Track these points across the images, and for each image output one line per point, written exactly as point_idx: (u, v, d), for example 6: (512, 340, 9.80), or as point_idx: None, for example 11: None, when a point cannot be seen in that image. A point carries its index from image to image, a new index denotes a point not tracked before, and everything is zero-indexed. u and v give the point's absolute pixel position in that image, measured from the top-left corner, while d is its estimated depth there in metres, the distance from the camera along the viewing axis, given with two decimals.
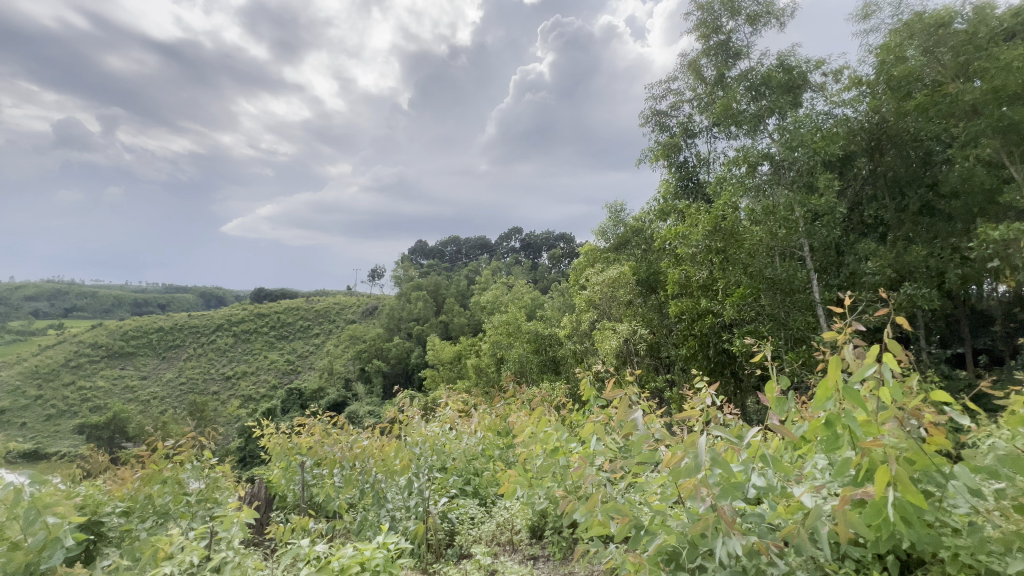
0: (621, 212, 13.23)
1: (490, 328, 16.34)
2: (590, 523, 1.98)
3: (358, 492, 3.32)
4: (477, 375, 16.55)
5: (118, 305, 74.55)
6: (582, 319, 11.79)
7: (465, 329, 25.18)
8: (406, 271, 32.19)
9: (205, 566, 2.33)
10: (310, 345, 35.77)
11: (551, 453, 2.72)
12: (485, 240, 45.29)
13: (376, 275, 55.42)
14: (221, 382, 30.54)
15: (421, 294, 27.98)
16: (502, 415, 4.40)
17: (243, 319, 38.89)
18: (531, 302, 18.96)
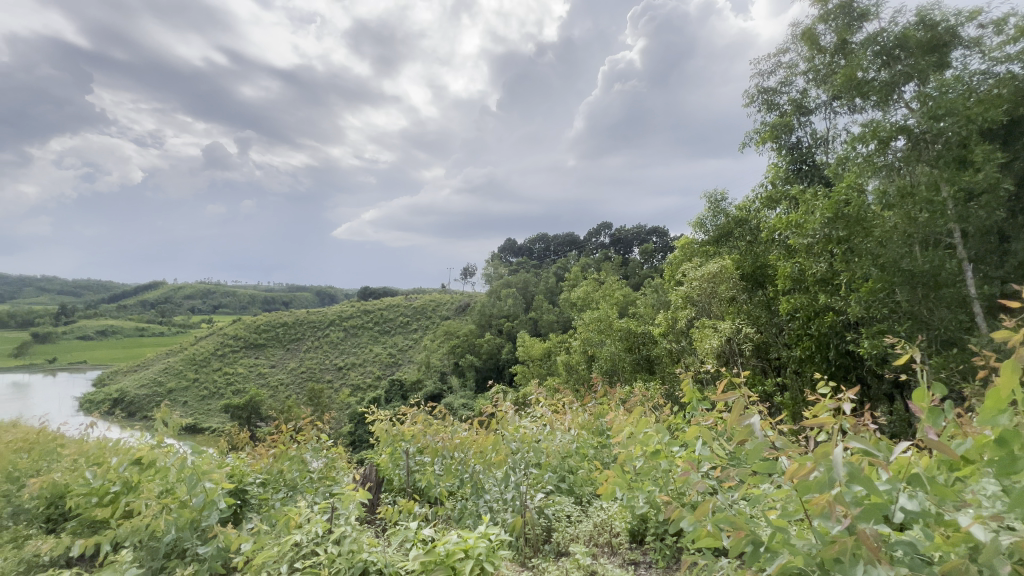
0: (722, 201, 12.31)
1: (580, 325, 16.12)
2: (698, 532, 1.86)
3: (457, 481, 3.48)
4: (567, 372, 16.44)
5: (252, 301, 85.79)
6: (679, 316, 11.16)
7: (554, 326, 25.12)
8: (497, 270, 32.98)
9: (329, 537, 2.59)
10: (409, 339, 38.14)
11: (649, 455, 2.63)
12: (574, 236, 44.81)
13: (468, 274, 57.59)
14: (334, 372, 33.82)
15: (511, 290, 28.48)
16: (596, 415, 4.32)
17: (352, 315, 42.64)
18: (623, 299, 18.36)
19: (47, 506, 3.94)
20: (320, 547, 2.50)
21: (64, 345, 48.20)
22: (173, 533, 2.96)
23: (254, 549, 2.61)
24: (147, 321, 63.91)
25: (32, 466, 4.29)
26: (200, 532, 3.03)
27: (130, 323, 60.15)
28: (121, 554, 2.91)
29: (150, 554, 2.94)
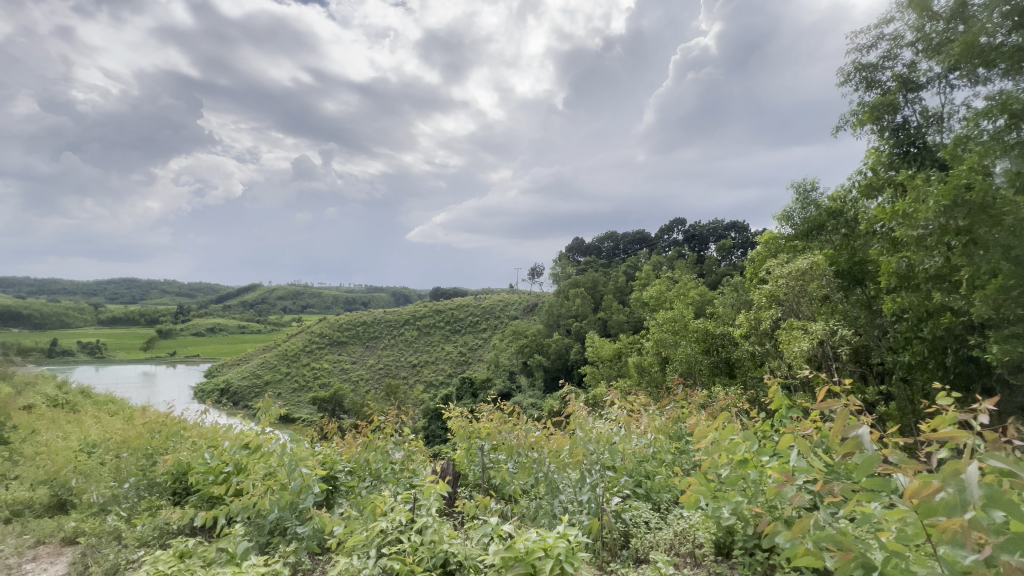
0: (812, 191, 11.30)
1: (652, 325, 15.56)
2: (797, 550, 1.72)
3: (533, 479, 3.49)
4: (638, 373, 15.94)
5: (335, 302, 92.12)
6: (763, 317, 10.30)
7: (625, 326, 24.45)
8: (565, 269, 32.76)
9: (412, 526, 2.72)
10: (479, 338, 38.93)
11: (736, 464, 2.49)
12: (644, 234, 43.36)
13: (535, 274, 57.68)
14: (409, 369, 35.42)
15: (579, 290, 28.14)
16: (674, 419, 4.15)
17: (425, 314, 44.39)
18: (699, 299, 17.44)
19: (173, 481, 4.52)
20: (404, 535, 2.63)
21: (181, 340, 54.76)
22: (276, 512, 3.26)
23: (346, 532, 2.81)
24: (247, 319, 70.88)
25: (162, 445, 4.94)
26: (298, 513, 3.31)
27: (233, 322, 67.05)
28: (235, 527, 3.27)
29: (258, 530, 3.27)
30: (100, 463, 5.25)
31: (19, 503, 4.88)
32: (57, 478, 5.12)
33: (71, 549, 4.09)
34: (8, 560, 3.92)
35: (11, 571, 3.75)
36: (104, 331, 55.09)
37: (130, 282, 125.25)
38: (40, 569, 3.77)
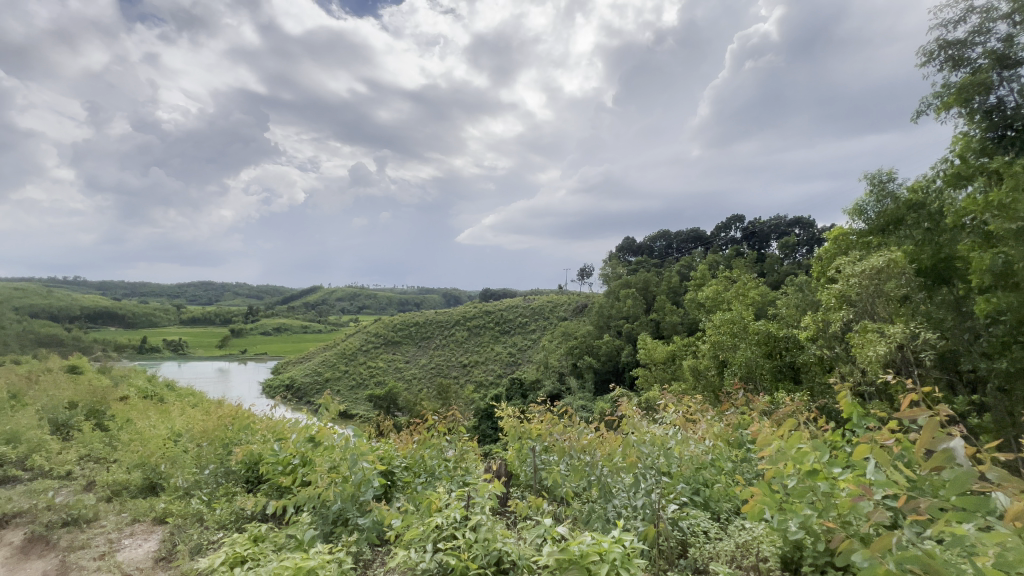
0: (889, 182, 10.43)
1: (708, 326, 14.91)
2: (876, 570, 1.60)
3: (586, 482, 3.45)
4: (693, 377, 15.31)
5: (389, 303, 95.35)
6: (832, 318, 9.60)
7: (679, 328, 23.59)
8: (615, 269, 32.11)
9: (466, 523, 2.77)
10: (528, 339, 38.94)
11: (804, 474, 2.35)
12: (699, 232, 41.69)
13: (584, 274, 56.93)
14: (460, 369, 36.07)
15: (631, 291, 27.47)
16: (734, 426, 3.95)
17: (475, 314, 45.01)
18: (760, 299, 16.50)
19: (246, 470, 4.86)
20: (459, 531, 2.70)
21: (252, 339, 58.85)
22: (339, 503, 3.44)
23: (403, 525, 2.91)
24: (309, 319, 74.95)
25: (236, 436, 5.32)
26: (358, 505, 3.47)
27: (297, 322, 71.19)
28: (302, 515, 3.47)
29: (322, 519, 3.46)
30: (184, 451, 5.73)
31: (117, 484, 5.42)
32: (148, 462, 5.64)
33: (160, 528, 4.50)
34: (109, 535, 4.38)
35: (111, 544, 4.19)
36: (186, 330, 60.26)
37: (209, 286, 136.32)
38: (135, 545, 4.19)
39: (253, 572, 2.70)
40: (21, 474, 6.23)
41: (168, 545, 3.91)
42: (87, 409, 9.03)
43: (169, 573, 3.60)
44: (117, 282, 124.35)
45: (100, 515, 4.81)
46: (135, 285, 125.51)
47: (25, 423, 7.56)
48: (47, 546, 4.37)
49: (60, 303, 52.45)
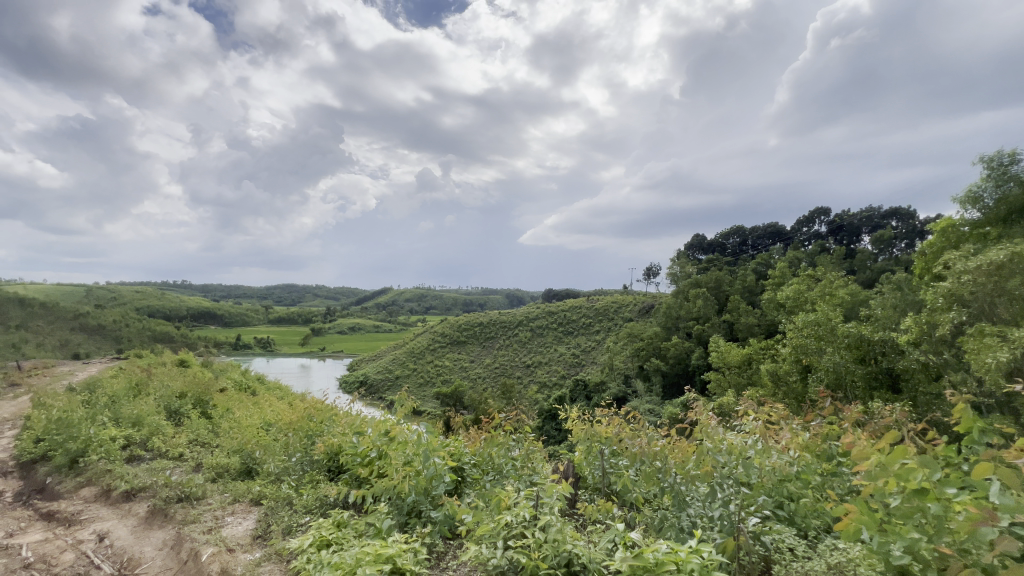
0: (1010, 165, 9.14)
1: (790, 329, 13.80)
2: None
3: (658, 489, 3.34)
4: (771, 383, 14.24)
5: (454, 303, 97.76)
6: (939, 321, 8.54)
7: (755, 330, 22.07)
8: (684, 268, 30.73)
9: (536, 523, 2.78)
10: (592, 340, 38.23)
11: (910, 493, 2.13)
12: (777, 227, 38.81)
13: (651, 274, 55.01)
14: (523, 369, 36.24)
15: (701, 290, 26.06)
16: (823, 437, 3.63)
17: (538, 315, 44.94)
18: (850, 298, 15.00)
19: (327, 460, 5.21)
20: (529, 530, 2.72)
21: (329, 338, 62.88)
22: (413, 495, 3.59)
23: (475, 521, 2.99)
24: (380, 319, 78.82)
25: (318, 428, 5.72)
26: (431, 498, 3.61)
27: (370, 322, 75.14)
28: (380, 505, 3.67)
29: (398, 509, 3.63)
30: (275, 440, 6.25)
31: (220, 467, 6.02)
32: (244, 449, 6.21)
33: (255, 509, 4.94)
34: (215, 512, 4.87)
35: (216, 520, 4.67)
36: (273, 330, 65.72)
37: (293, 288, 147.63)
38: (237, 522, 4.65)
39: (339, 556, 2.90)
40: (144, 454, 7.11)
41: (263, 525, 4.29)
42: (194, 399, 10.13)
43: (265, 549, 3.95)
44: (217, 286, 138.28)
45: (207, 493, 5.36)
46: (232, 287, 138.77)
47: (146, 409, 8.61)
48: (166, 519, 4.96)
49: (172, 305, 59.33)
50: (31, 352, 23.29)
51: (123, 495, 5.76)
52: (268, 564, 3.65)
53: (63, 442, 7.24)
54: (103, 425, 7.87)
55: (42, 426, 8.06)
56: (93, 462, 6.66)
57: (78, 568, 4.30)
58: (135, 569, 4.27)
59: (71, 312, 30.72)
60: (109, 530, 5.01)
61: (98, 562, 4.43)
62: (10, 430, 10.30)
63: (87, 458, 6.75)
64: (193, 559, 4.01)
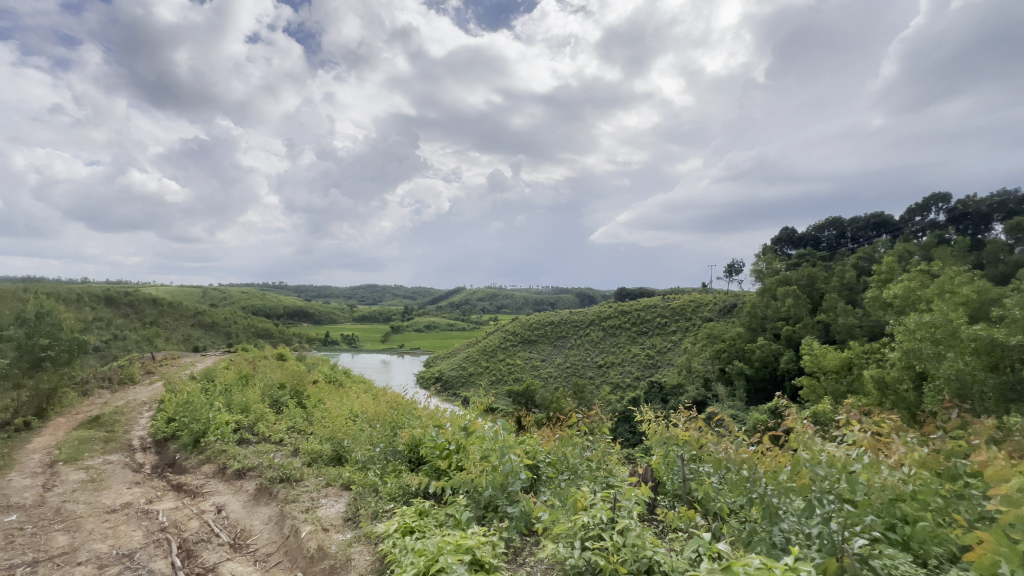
0: None
1: (900, 331, 12.31)
2: None
3: (746, 500, 3.12)
4: (877, 392, 12.75)
5: (526, 302, 98.18)
6: None
7: (856, 332, 19.89)
8: (770, 264, 28.52)
9: (614, 526, 2.75)
10: (667, 341, 36.65)
11: None
12: (883, 217, 34.66)
13: (734, 270, 51.45)
14: (595, 369, 35.62)
15: (790, 288, 24.01)
16: (946, 453, 3.17)
17: (610, 314, 43.86)
18: (979, 297, 13.00)
19: (409, 451, 5.48)
20: (606, 532, 2.69)
21: (408, 335, 66.10)
22: (490, 490, 3.67)
23: (551, 519, 2.99)
24: (454, 318, 81.12)
25: (399, 419, 6.05)
26: (507, 494, 3.67)
27: (444, 320, 77.92)
28: (459, 497, 3.80)
29: (475, 503, 3.73)
30: (361, 430, 6.69)
31: (314, 453, 6.55)
32: (335, 437, 6.70)
33: (346, 493, 5.31)
34: (312, 494, 5.32)
35: (313, 501, 5.09)
36: (358, 327, 70.30)
37: (375, 287, 157.10)
38: (330, 504, 5.03)
39: (422, 544, 3.05)
40: (251, 437, 7.92)
41: (353, 508, 4.60)
42: (291, 389, 11.14)
43: (354, 531, 4.25)
44: (309, 287, 150.78)
45: (304, 476, 5.85)
46: (323, 287, 150.86)
47: (253, 398, 9.59)
48: (270, 497, 5.49)
49: (271, 304, 65.68)
50: (161, 344, 26.91)
51: (235, 474, 6.46)
52: (358, 545, 3.93)
53: (188, 424, 8.30)
54: (219, 410, 8.91)
55: (173, 408, 9.31)
56: (211, 443, 7.57)
57: (202, 535, 4.91)
58: (247, 540, 4.78)
59: (191, 309, 35.06)
60: (224, 504, 5.65)
61: (217, 530, 5.02)
62: (148, 411, 12.01)
63: (206, 439, 7.66)
64: (295, 535, 4.42)
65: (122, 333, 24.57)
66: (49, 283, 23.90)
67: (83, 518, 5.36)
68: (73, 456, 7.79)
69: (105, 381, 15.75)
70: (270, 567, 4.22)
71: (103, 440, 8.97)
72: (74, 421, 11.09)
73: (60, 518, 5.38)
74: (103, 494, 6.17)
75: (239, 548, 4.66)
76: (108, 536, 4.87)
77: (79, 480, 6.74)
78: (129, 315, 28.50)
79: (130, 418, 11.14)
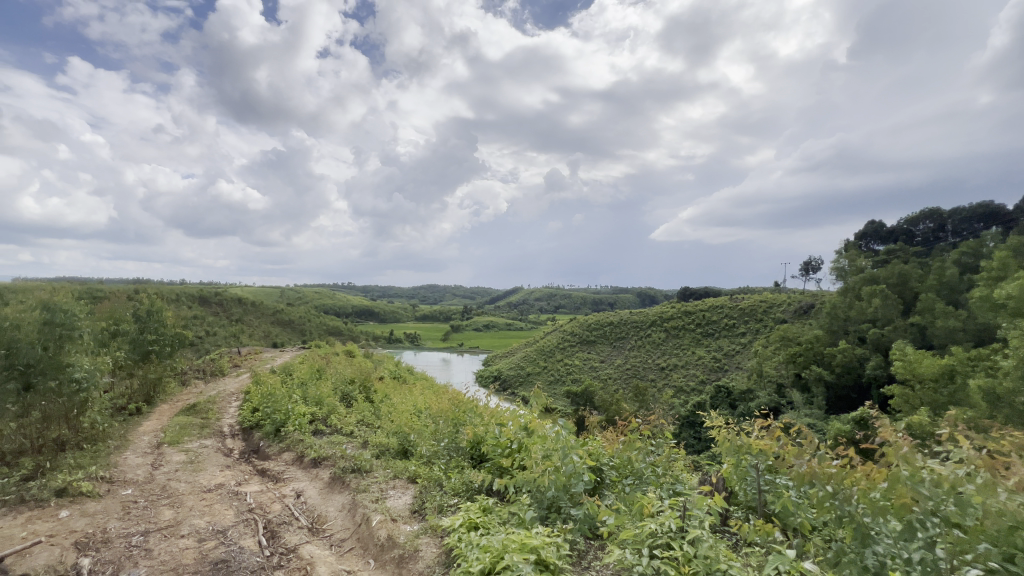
0: None
1: (1015, 335, 10.81)
2: None
3: (833, 517, 2.90)
4: (987, 404, 11.39)
5: (584, 302, 96.76)
6: None
7: (959, 336, 17.65)
8: (854, 260, 26.13)
9: (684, 535, 2.65)
10: (736, 343, 34.62)
11: None
12: (992, 207, 30.69)
13: (812, 269, 47.59)
14: (657, 372, 34.44)
15: (877, 287, 21.76)
16: None
17: (673, 314, 42.08)
18: None
19: (471, 448, 5.59)
20: (676, 541, 2.60)
21: (466, 334, 67.37)
22: (553, 490, 3.65)
23: (616, 524, 2.94)
24: (512, 318, 81.48)
25: (461, 417, 6.19)
26: (570, 495, 3.65)
27: (502, 320, 78.60)
28: (521, 496, 3.83)
29: (538, 502, 3.73)
30: (425, 426, 6.92)
31: (382, 446, 6.82)
32: (401, 432, 6.95)
33: (412, 486, 5.50)
34: (381, 485, 5.57)
35: (382, 492, 5.34)
36: (420, 326, 72.56)
37: (436, 287, 162.33)
38: (398, 495, 5.24)
39: (486, 540, 3.11)
40: (324, 428, 8.43)
41: (419, 501, 4.76)
42: (359, 384, 11.70)
43: (420, 523, 4.40)
44: (376, 287, 158.29)
45: (372, 468, 6.14)
46: (387, 288, 157.73)
47: (325, 392, 10.19)
48: (343, 485, 5.82)
49: (341, 304, 69.66)
50: (245, 340, 29.31)
51: (311, 462, 6.92)
52: (425, 537, 4.06)
53: (271, 414, 8.98)
54: (296, 402, 9.55)
55: (257, 399, 10.11)
56: (290, 432, 8.16)
57: (284, 517, 5.30)
58: (323, 525, 5.10)
59: (271, 307, 37.93)
60: (303, 489, 6.07)
61: (297, 514, 5.40)
62: (235, 401, 13.12)
63: (286, 429, 8.25)
64: (366, 523, 4.65)
65: (213, 329, 27.05)
66: (154, 284, 26.84)
67: (185, 496, 5.98)
68: (176, 439, 8.70)
69: (199, 373, 17.40)
70: (344, 552, 4.48)
71: (199, 426, 9.93)
72: (174, 408, 12.36)
73: (167, 494, 6.04)
74: (200, 475, 6.84)
75: (316, 532, 4.99)
76: (205, 513, 5.39)
77: (181, 461, 7.52)
78: (219, 313, 31.37)
79: (220, 407, 12.24)
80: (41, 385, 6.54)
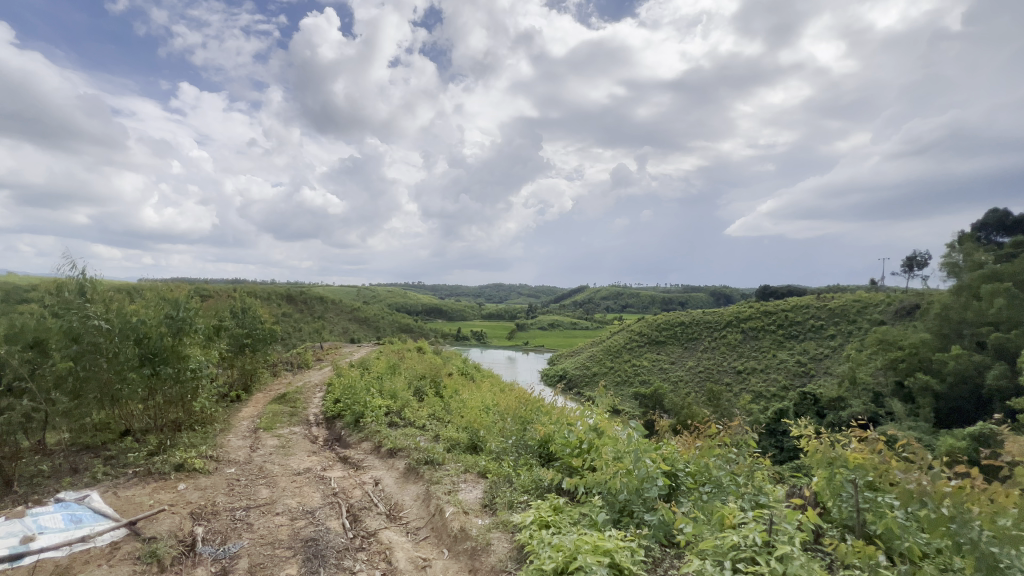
0: None
1: None
2: None
3: (949, 544, 2.58)
4: None
5: (653, 301, 93.27)
6: None
7: None
8: (970, 254, 22.91)
9: (770, 550, 2.48)
10: (825, 346, 31.74)
11: None
12: None
13: (919, 264, 42.26)
14: (732, 375, 32.49)
15: (1001, 285, 18.87)
16: None
17: (751, 315, 39.39)
18: None
19: (540, 446, 5.60)
20: (761, 556, 2.45)
21: (531, 333, 67.62)
22: (626, 493, 3.58)
23: (694, 533, 2.84)
24: (578, 317, 80.35)
25: (530, 415, 6.24)
26: (644, 500, 3.55)
27: (568, 319, 77.75)
28: (594, 498, 3.78)
29: (610, 505, 3.66)
30: (494, 422, 7.05)
31: (453, 440, 7.02)
32: (471, 427, 7.12)
33: (483, 480, 5.63)
34: (452, 477, 5.75)
35: (454, 484, 5.51)
36: (485, 324, 73.93)
37: (502, 287, 164.95)
38: (469, 488, 5.38)
39: (555, 539, 3.13)
40: (399, 421, 8.85)
41: (489, 495, 4.84)
42: (430, 380, 12.14)
43: (491, 517, 4.49)
44: (445, 286, 163.84)
45: (443, 460, 6.36)
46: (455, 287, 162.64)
47: (400, 386, 10.69)
48: (417, 476, 6.08)
49: (412, 304, 72.75)
50: (326, 336, 31.46)
51: (388, 452, 7.30)
52: (496, 531, 4.14)
53: (352, 405, 9.61)
54: (374, 395, 10.14)
55: (339, 391, 10.83)
56: (369, 423, 8.67)
57: (365, 503, 5.65)
58: (399, 513, 5.36)
59: (350, 306, 40.47)
60: (380, 477, 6.43)
61: (375, 500, 5.72)
62: (320, 392, 14.23)
63: (365, 420, 8.77)
64: (439, 513, 4.84)
65: (298, 326, 29.32)
66: (249, 284, 29.74)
67: (278, 477, 6.57)
68: (270, 425, 9.56)
69: (288, 366, 19.01)
70: (420, 540, 4.67)
71: (289, 414, 10.83)
72: (268, 396, 13.58)
73: (263, 475, 6.67)
74: (290, 458, 7.48)
75: (393, 518, 5.25)
76: (295, 494, 5.89)
77: (275, 445, 8.26)
78: (304, 311, 34.01)
79: (306, 397, 13.27)
80: (164, 371, 7.40)
